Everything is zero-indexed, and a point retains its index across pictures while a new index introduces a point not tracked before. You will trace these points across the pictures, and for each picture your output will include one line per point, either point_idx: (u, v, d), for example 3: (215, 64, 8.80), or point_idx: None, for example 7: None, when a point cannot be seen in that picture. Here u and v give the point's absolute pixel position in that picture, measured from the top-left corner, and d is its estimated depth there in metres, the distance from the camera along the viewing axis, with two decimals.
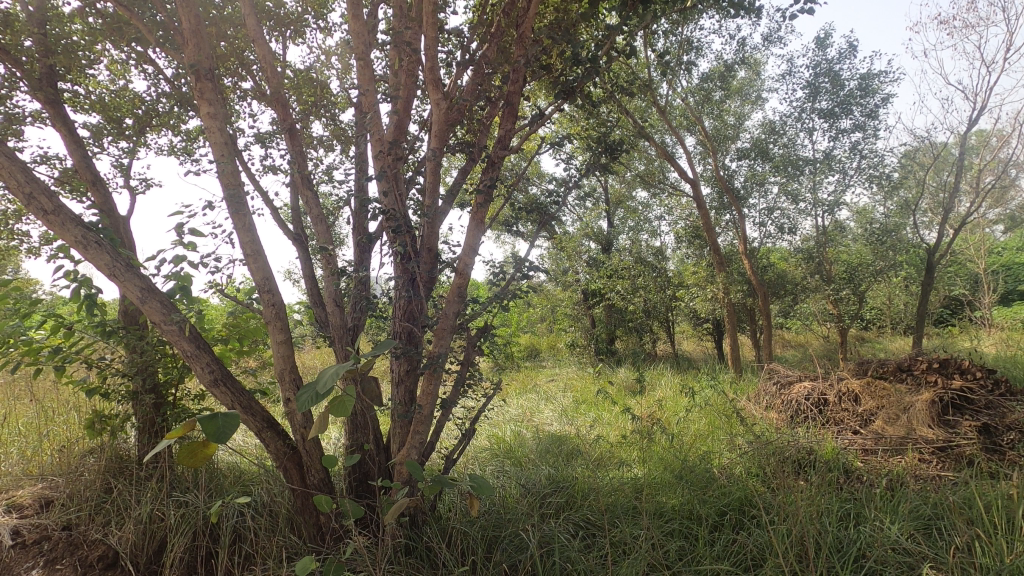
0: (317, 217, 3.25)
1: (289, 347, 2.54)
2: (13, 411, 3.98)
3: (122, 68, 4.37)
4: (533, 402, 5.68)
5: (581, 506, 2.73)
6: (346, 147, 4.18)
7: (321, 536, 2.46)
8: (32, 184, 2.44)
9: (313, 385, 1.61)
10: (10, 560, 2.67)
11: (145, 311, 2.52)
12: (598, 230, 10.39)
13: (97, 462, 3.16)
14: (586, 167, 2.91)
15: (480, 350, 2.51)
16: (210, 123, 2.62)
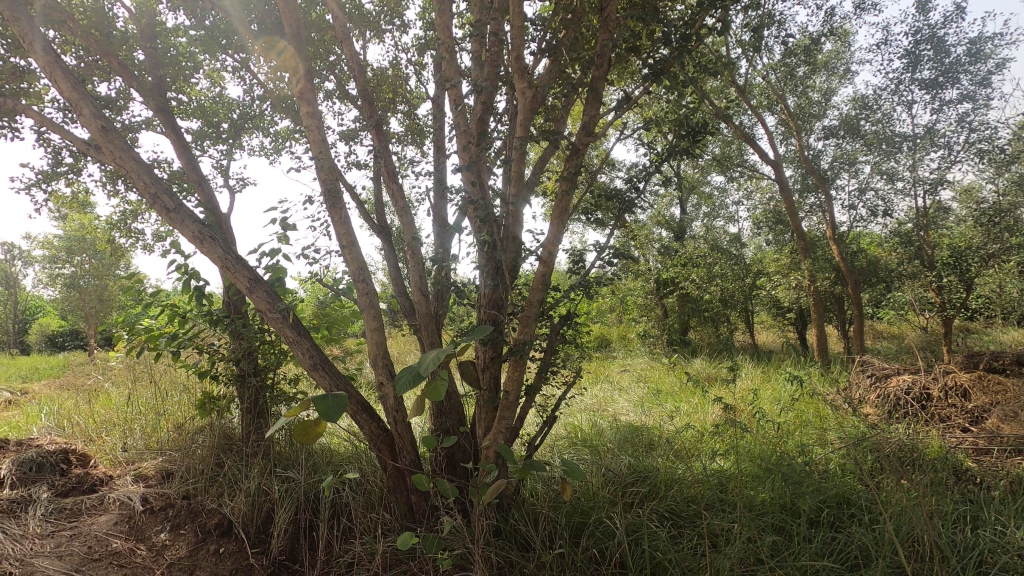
0: (402, 209, 3.34)
1: (380, 334, 2.65)
2: (134, 392, 4.42)
3: (219, 76, 4.71)
4: (606, 392, 5.62)
5: (666, 497, 2.68)
6: (423, 141, 4.28)
7: (413, 515, 2.57)
8: (157, 185, 2.71)
9: (413, 368, 1.70)
10: (143, 523, 2.95)
11: (253, 300, 2.72)
12: (670, 218, 10.10)
13: (208, 438, 3.44)
14: (667, 152, 2.83)
15: (563, 337, 2.52)
16: (309, 121, 2.77)
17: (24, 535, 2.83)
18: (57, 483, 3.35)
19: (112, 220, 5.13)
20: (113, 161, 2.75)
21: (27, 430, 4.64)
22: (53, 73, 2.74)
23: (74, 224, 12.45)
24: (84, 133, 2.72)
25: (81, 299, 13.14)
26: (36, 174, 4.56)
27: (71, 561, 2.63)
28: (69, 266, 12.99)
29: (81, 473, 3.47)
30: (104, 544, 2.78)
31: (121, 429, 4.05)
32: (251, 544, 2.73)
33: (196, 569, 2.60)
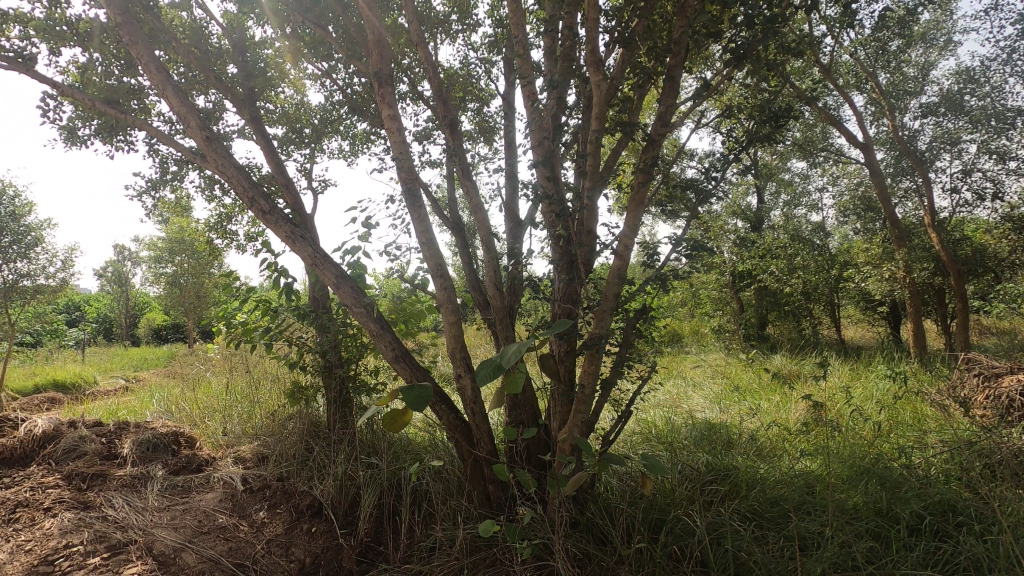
0: (475, 206, 3.39)
1: (457, 328, 2.73)
2: (232, 381, 4.79)
3: (302, 84, 4.98)
4: (680, 388, 5.48)
5: (747, 497, 2.59)
6: (494, 138, 4.34)
7: (490, 504, 2.64)
8: (254, 190, 2.92)
9: (493, 361, 1.76)
10: (243, 501, 3.20)
11: (339, 295, 2.87)
12: (746, 208, 9.66)
13: (298, 425, 3.68)
14: (747, 139, 2.72)
15: (639, 332, 2.49)
16: (389, 124, 2.88)
17: (145, 507, 3.13)
18: (170, 463, 3.69)
19: (209, 223, 5.57)
20: (216, 168, 2.99)
21: (143, 414, 5.15)
22: (164, 90, 3.01)
23: (175, 227, 13.58)
24: (192, 144, 2.98)
25: (182, 295, 14.31)
26: (145, 183, 5.02)
27: (185, 532, 2.88)
28: (172, 265, 14.20)
29: (189, 454, 3.80)
30: (212, 519, 3.03)
31: (221, 415, 4.40)
32: (340, 524, 2.90)
33: (292, 545, 2.79)
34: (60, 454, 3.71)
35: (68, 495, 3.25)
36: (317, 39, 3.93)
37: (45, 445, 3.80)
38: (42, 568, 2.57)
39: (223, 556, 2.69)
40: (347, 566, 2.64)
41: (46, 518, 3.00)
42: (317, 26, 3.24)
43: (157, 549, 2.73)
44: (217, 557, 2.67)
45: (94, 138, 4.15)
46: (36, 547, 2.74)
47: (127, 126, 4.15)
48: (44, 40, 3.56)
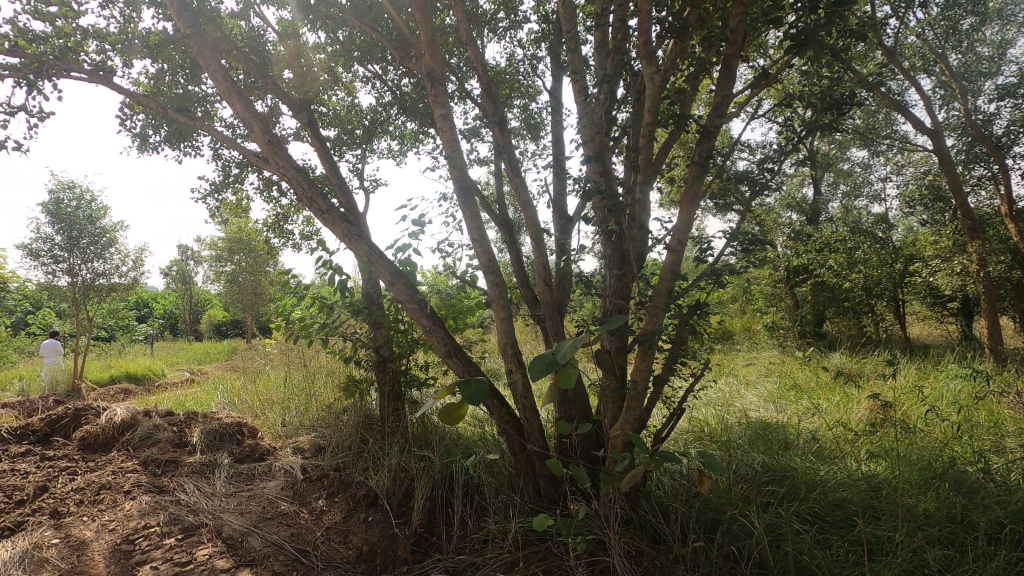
0: (524, 202, 3.40)
1: (508, 323, 2.75)
2: (290, 374, 4.98)
3: (354, 86, 5.11)
4: (732, 387, 5.33)
5: (808, 499, 2.51)
6: (541, 134, 4.33)
7: (542, 499, 2.65)
8: (313, 190, 3.03)
9: (548, 356, 1.77)
10: (303, 490, 3.34)
11: (394, 292, 2.94)
12: (801, 199, 9.28)
13: (353, 417, 3.80)
14: (807, 128, 2.62)
15: (692, 328, 2.45)
16: (442, 123, 2.93)
17: (214, 492, 3.30)
18: (235, 451, 3.89)
19: (267, 223, 5.81)
20: (277, 170, 3.12)
21: (208, 405, 5.43)
22: (229, 97, 3.15)
23: (234, 227, 14.22)
24: (255, 147, 3.12)
25: (240, 292, 14.99)
26: (209, 186, 5.28)
27: (250, 518, 3.03)
28: (231, 263, 14.89)
29: (252, 444, 3.99)
30: (275, 505, 3.17)
31: (280, 407, 4.59)
32: (394, 514, 2.98)
33: (349, 533, 2.89)
34: (136, 441, 3.97)
35: (145, 479, 3.47)
36: (369, 41, 4.03)
37: (123, 432, 4.07)
38: (124, 547, 2.76)
39: (286, 541, 2.82)
40: (403, 554, 2.71)
41: (126, 500, 3.22)
42: (371, 29, 3.33)
43: (225, 533, 2.88)
44: (280, 542, 2.80)
45: (164, 144, 4.40)
46: (118, 527, 2.94)
47: (193, 132, 4.37)
48: (119, 54, 3.79)
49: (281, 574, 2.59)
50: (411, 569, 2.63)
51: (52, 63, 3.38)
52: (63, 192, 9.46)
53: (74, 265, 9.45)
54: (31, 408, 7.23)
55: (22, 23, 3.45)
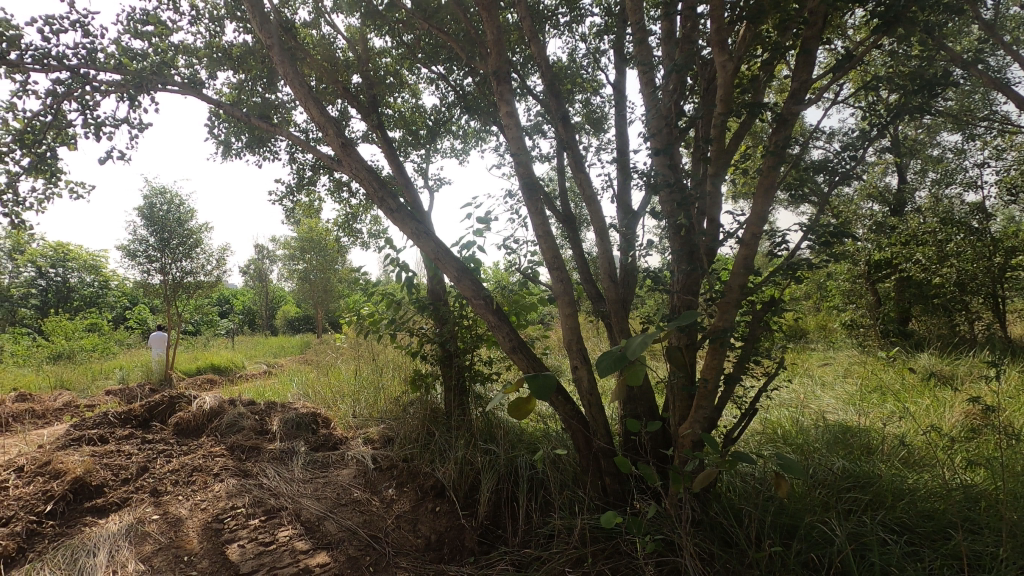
0: (589, 197, 3.37)
1: (573, 319, 2.75)
2: (360, 367, 5.19)
3: (418, 88, 5.25)
4: (807, 387, 5.08)
5: (895, 508, 2.36)
6: (603, 127, 4.27)
7: (607, 496, 2.64)
8: (383, 190, 3.14)
9: (616, 352, 1.73)
10: (374, 479, 3.48)
11: (460, 288, 3.00)
12: (884, 189, 8.68)
13: (420, 410, 3.91)
14: (894, 112, 2.45)
15: (766, 325, 2.35)
16: (507, 121, 2.94)
17: (293, 478, 3.50)
18: (311, 440, 4.09)
19: (337, 223, 6.06)
20: (350, 171, 3.25)
21: (286, 396, 5.75)
22: (305, 102, 3.31)
23: (306, 227, 14.95)
24: (330, 150, 3.27)
25: (311, 289, 15.74)
26: (285, 188, 5.58)
27: (326, 503, 3.19)
28: (303, 262, 15.67)
29: (326, 433, 4.19)
30: (348, 493, 3.32)
31: (351, 399, 4.79)
32: (461, 506, 3.05)
33: (418, 522, 2.98)
34: (223, 428, 4.26)
35: (231, 463, 3.73)
36: (433, 44, 4.13)
37: (211, 419, 4.39)
38: (214, 525, 2.98)
39: (359, 527, 2.94)
40: (469, 545, 2.76)
41: (215, 482, 3.47)
42: (438, 31, 3.40)
43: (304, 516, 3.05)
44: (354, 528, 2.93)
45: (245, 150, 4.68)
46: (209, 506, 3.17)
47: (271, 138, 4.63)
48: (207, 67, 4.08)
49: (356, 558, 2.71)
50: (478, 559, 2.67)
51: (151, 77, 3.65)
52: (156, 198, 10.27)
53: (165, 264, 10.23)
54: (130, 396, 7.92)
55: (125, 43, 3.78)
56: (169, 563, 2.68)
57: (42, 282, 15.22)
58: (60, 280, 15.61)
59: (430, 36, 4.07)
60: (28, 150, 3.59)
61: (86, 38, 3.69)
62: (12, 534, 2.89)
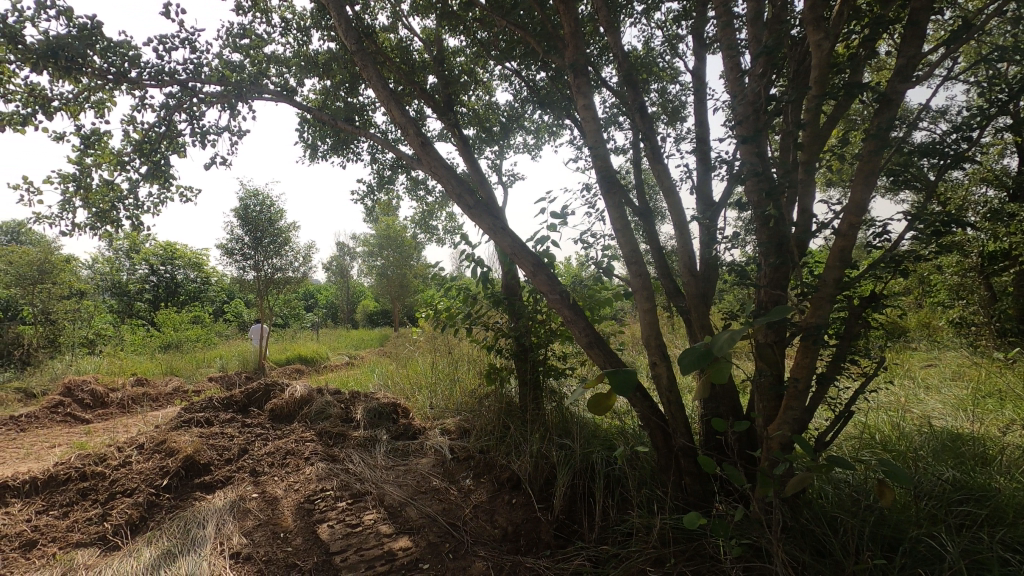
0: (667, 189, 3.28)
1: (651, 314, 2.68)
2: (437, 360, 5.35)
3: (492, 85, 5.30)
4: (908, 390, 4.67)
5: (1017, 526, 2.13)
6: (680, 117, 4.14)
7: (688, 498, 2.57)
8: (461, 187, 3.20)
9: (700, 348, 1.68)
10: (452, 469, 3.58)
11: (536, 283, 3.02)
12: (1000, 172, 7.82)
13: (495, 404, 3.98)
14: (1018, 86, 2.19)
15: (865, 322, 2.19)
16: (584, 114, 2.92)
17: (376, 464, 3.67)
18: (392, 429, 4.27)
19: (414, 220, 6.26)
20: (430, 169, 3.34)
21: (368, 386, 6.03)
22: (388, 104, 3.44)
23: (384, 225, 15.56)
24: (410, 149, 3.38)
25: (389, 285, 16.37)
26: (366, 187, 5.83)
27: (407, 490, 3.31)
28: (381, 258, 16.32)
29: (406, 423, 4.36)
30: (428, 481, 3.44)
31: (428, 391, 4.94)
32: (537, 499, 3.07)
33: (495, 513, 3.03)
34: (313, 415, 4.53)
35: (320, 448, 3.96)
36: (508, 40, 4.15)
37: (302, 406, 4.68)
38: (306, 505, 3.18)
39: (439, 514, 3.04)
40: (546, 538, 2.76)
41: (306, 465, 3.71)
42: (515, 27, 3.41)
43: (387, 502, 3.18)
44: (434, 515, 3.02)
45: (330, 152, 4.93)
46: (301, 488, 3.39)
47: (353, 140, 4.85)
48: (296, 75, 4.34)
49: (437, 544, 2.80)
50: (554, 553, 2.67)
51: (249, 87, 3.93)
52: (250, 199, 11.03)
53: (258, 261, 10.99)
54: (230, 383, 8.61)
55: (225, 57, 4.09)
56: (267, 538, 2.89)
57: (155, 279, 16.83)
58: (169, 276, 17.18)
59: (506, 32, 4.09)
60: (145, 159, 3.98)
61: (193, 54, 4.02)
62: (137, 504, 3.23)
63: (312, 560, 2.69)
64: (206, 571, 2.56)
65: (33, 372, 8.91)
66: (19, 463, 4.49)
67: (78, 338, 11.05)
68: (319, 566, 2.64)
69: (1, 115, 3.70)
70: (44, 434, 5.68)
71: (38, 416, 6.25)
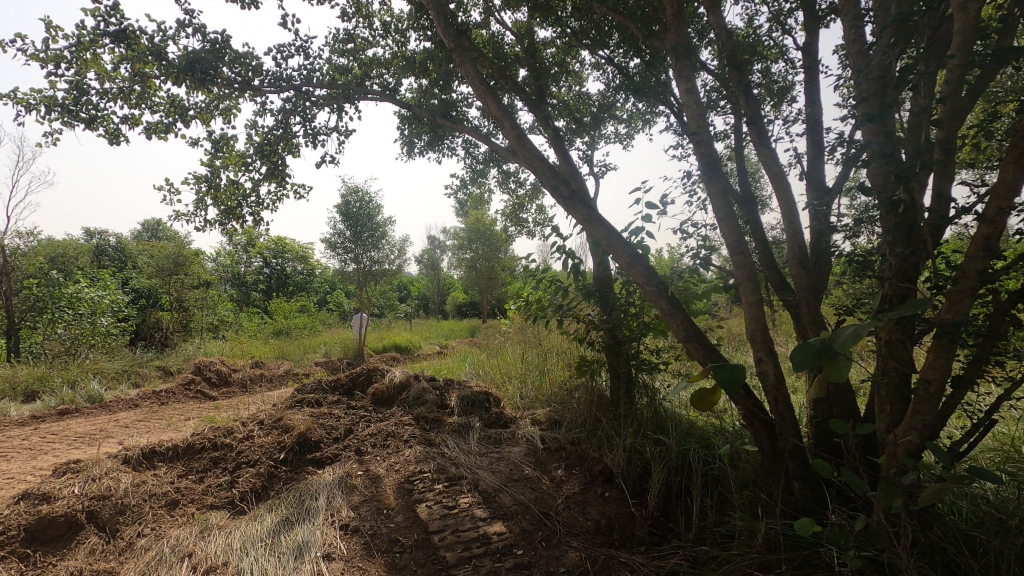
0: (775, 175, 3.09)
1: (757, 308, 2.55)
2: (527, 351, 5.41)
3: (582, 75, 5.24)
4: None
5: None
6: (786, 97, 3.88)
7: (797, 504, 2.42)
8: (556, 178, 3.21)
9: (815, 344, 1.58)
10: (543, 458, 3.61)
11: (632, 275, 2.96)
12: None
13: (586, 396, 3.96)
14: None
15: (1013, 320, 1.94)
16: (686, 98, 2.81)
17: (470, 450, 3.78)
18: (484, 417, 4.38)
19: (505, 213, 6.34)
20: (524, 161, 3.38)
21: (460, 375, 6.22)
22: (484, 98, 3.51)
23: (473, 218, 15.94)
24: (506, 141, 3.42)
25: (477, 277, 16.77)
26: (459, 181, 5.99)
27: (500, 477, 3.39)
28: (470, 251, 16.75)
29: (497, 412, 4.45)
30: (521, 469, 3.50)
31: (518, 382, 5.02)
32: (630, 494, 3.02)
33: (588, 505, 3.02)
34: (410, 400, 4.76)
35: (418, 432, 4.14)
36: (603, 26, 4.07)
37: (400, 391, 4.91)
38: (406, 485, 3.35)
39: (532, 503, 3.08)
40: (640, 534, 2.72)
41: (405, 447, 3.90)
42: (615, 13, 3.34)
43: (481, 487, 3.27)
44: (527, 503, 3.07)
45: (426, 148, 5.12)
46: (401, 468, 3.57)
47: (448, 135, 5.00)
48: (395, 75, 4.54)
49: (530, 532, 2.84)
50: (649, 550, 2.62)
51: (355, 89, 4.15)
52: (350, 195, 11.60)
53: (358, 254, 11.56)
54: (334, 368, 9.25)
55: (333, 62, 4.35)
56: (372, 513, 3.08)
57: (267, 271, 18.42)
58: (279, 269, 18.73)
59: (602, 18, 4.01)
60: (265, 160, 4.34)
61: (306, 60, 4.32)
62: (259, 475, 3.57)
63: (413, 537, 2.84)
64: (320, 540, 2.78)
65: (170, 352, 10.07)
66: (163, 432, 5.10)
67: (206, 323, 12.34)
68: (419, 544, 2.78)
69: (148, 125, 4.19)
70: (181, 408, 6.41)
71: (175, 392, 7.05)
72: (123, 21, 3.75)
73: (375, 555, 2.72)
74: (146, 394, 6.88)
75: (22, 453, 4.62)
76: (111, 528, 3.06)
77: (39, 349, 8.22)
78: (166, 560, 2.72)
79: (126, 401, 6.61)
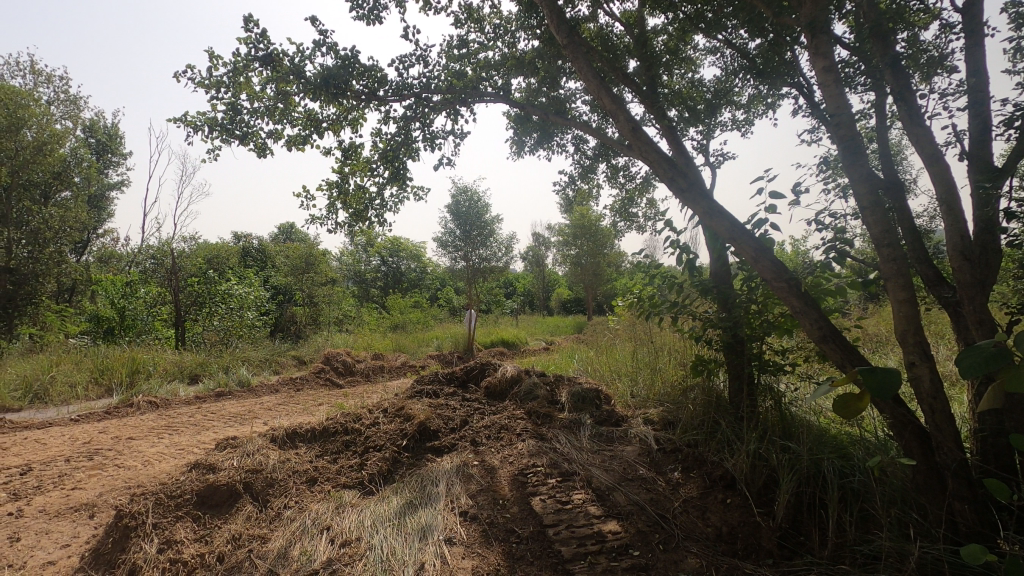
0: (928, 158, 2.75)
1: (909, 307, 2.29)
2: (639, 349, 5.29)
3: (697, 60, 5.00)
4: None
5: None
6: (940, 67, 3.42)
7: (960, 527, 2.16)
8: (673, 169, 3.10)
9: (989, 348, 1.38)
10: (658, 459, 3.51)
11: (758, 269, 2.79)
12: None
13: (703, 397, 3.79)
14: None
15: None
16: (823, 78, 2.58)
17: (582, 447, 3.78)
18: (595, 414, 4.35)
19: (614, 208, 6.24)
20: (639, 154, 3.30)
21: (569, 372, 6.22)
22: (596, 91, 3.47)
23: (578, 215, 15.87)
24: (619, 134, 3.36)
25: (582, 273, 16.68)
26: (568, 178, 5.99)
27: (614, 475, 3.35)
28: (575, 248, 16.69)
29: (609, 410, 4.40)
30: (635, 469, 3.43)
31: (629, 380, 4.92)
32: (756, 503, 2.86)
33: (708, 511, 2.90)
34: (521, 394, 4.84)
35: (530, 426, 4.21)
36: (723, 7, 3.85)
37: (512, 384, 5.02)
38: (520, 477, 3.43)
39: (647, 503, 3.02)
40: (768, 546, 2.57)
41: (518, 440, 3.98)
42: None
43: (594, 484, 3.26)
44: (642, 503, 3.01)
45: (536, 146, 5.18)
46: (515, 461, 3.65)
47: (557, 132, 5.02)
48: (506, 75, 4.63)
49: (646, 533, 2.78)
50: (779, 564, 2.47)
51: (470, 91, 4.31)
52: (461, 195, 12.14)
53: (468, 252, 12.08)
54: (447, 361, 9.70)
55: (448, 68, 4.54)
56: (488, 503, 3.19)
57: (385, 269, 19.68)
58: (395, 268, 19.92)
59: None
60: (388, 165, 4.63)
61: (425, 68, 4.55)
62: (385, 459, 3.83)
63: (529, 529, 2.90)
64: (441, 524, 2.93)
65: (304, 343, 11.13)
66: (300, 415, 5.64)
67: (333, 317, 13.46)
68: (535, 536, 2.83)
69: (289, 138, 4.63)
70: (313, 394, 7.05)
71: (308, 379, 7.77)
72: (270, 46, 4.18)
73: (493, 542, 2.81)
74: (286, 380, 7.67)
75: (190, 428, 5.34)
76: (263, 498, 3.46)
77: (200, 339, 9.45)
78: (308, 531, 3.02)
79: (269, 386, 7.39)
